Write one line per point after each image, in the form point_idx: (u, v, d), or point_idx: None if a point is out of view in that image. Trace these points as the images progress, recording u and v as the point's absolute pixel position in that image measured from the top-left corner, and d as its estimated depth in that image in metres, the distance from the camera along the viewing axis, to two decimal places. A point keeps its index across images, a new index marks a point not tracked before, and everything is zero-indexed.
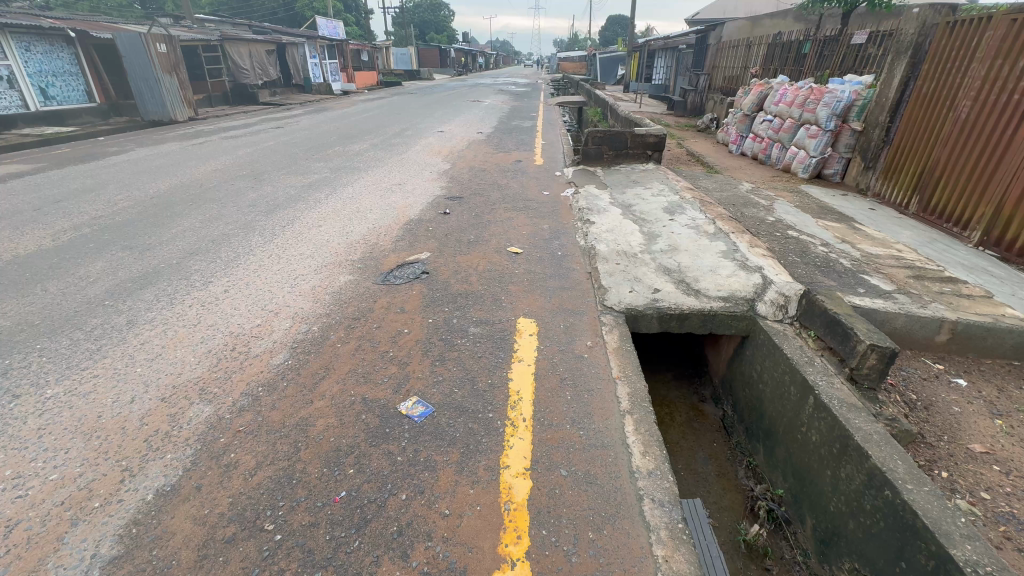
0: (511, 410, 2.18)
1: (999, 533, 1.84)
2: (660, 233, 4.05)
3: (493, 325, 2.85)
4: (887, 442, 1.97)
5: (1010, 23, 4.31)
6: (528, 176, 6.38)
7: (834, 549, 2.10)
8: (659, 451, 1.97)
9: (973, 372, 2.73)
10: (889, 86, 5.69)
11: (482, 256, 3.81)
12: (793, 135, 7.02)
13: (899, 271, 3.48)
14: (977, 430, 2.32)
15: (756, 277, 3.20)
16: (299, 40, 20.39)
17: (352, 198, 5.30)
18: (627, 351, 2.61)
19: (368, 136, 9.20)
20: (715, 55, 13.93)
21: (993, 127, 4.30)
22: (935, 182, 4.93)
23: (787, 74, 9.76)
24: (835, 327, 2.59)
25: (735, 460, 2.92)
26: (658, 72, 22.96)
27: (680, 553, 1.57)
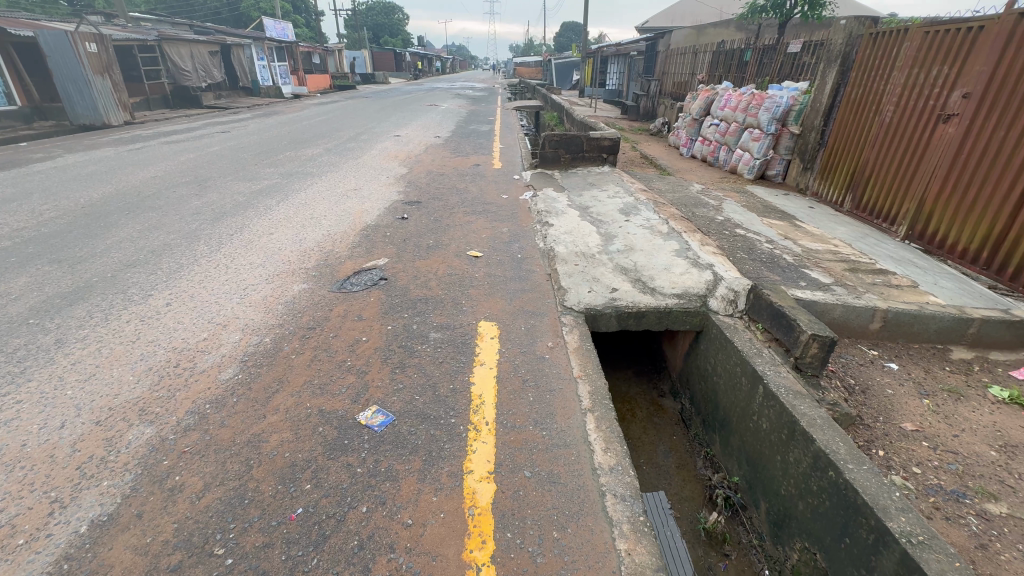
0: (474, 414, 2.17)
1: (929, 504, 1.99)
2: (616, 234, 4.15)
3: (454, 330, 2.83)
4: (830, 426, 2.09)
5: (924, 35, 4.71)
6: (486, 180, 6.40)
7: (786, 531, 2.20)
8: (620, 447, 2.01)
9: (903, 356, 2.94)
10: (821, 92, 6.08)
11: (441, 260, 3.79)
12: (738, 138, 7.39)
13: (836, 265, 3.72)
14: (908, 410, 2.51)
15: (707, 274, 3.33)
16: (246, 41, 19.61)
17: (304, 204, 5.14)
18: (587, 350, 2.66)
19: (321, 140, 8.95)
20: (665, 62, 14.47)
21: (914, 129, 4.67)
22: (865, 181, 5.31)
23: (731, 80, 10.27)
24: (780, 319, 2.73)
25: (694, 451, 3.03)
26: (611, 77, 23.58)
27: (642, 545, 1.61)
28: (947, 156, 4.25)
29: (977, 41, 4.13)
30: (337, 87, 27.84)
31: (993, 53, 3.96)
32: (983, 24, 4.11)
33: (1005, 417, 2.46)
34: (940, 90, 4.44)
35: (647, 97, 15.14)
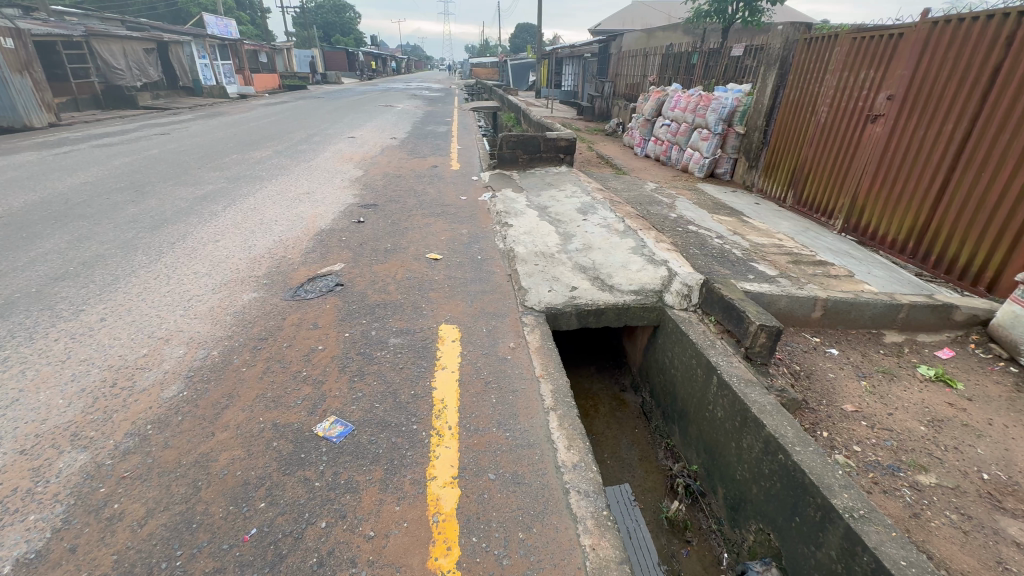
0: (436, 419, 2.14)
1: (869, 480, 2.13)
2: (574, 233, 4.21)
3: (414, 334, 2.78)
4: (778, 411, 2.20)
5: (852, 41, 5.05)
6: (445, 181, 6.33)
7: (742, 514, 2.30)
8: (582, 443, 2.04)
9: (842, 341, 3.14)
10: (763, 94, 6.41)
11: (400, 264, 3.72)
12: (689, 138, 7.67)
13: (781, 257, 3.92)
14: (848, 392, 2.67)
15: (662, 270, 3.43)
16: (185, 38, 18.57)
17: (254, 209, 4.92)
18: (549, 349, 2.68)
19: (270, 143, 8.60)
20: (618, 64, 14.82)
21: (847, 128, 5.00)
22: (805, 178, 5.63)
23: (680, 82, 10.64)
24: (730, 311, 2.85)
25: (655, 442, 3.12)
26: (567, 79, 23.92)
27: (606, 539, 1.64)
28: (875, 154, 4.57)
29: (898, 47, 4.47)
30: (287, 87, 26.84)
31: (912, 58, 4.29)
32: (902, 31, 4.45)
33: (931, 394, 2.67)
34: (868, 92, 4.77)
35: (602, 98, 15.47)
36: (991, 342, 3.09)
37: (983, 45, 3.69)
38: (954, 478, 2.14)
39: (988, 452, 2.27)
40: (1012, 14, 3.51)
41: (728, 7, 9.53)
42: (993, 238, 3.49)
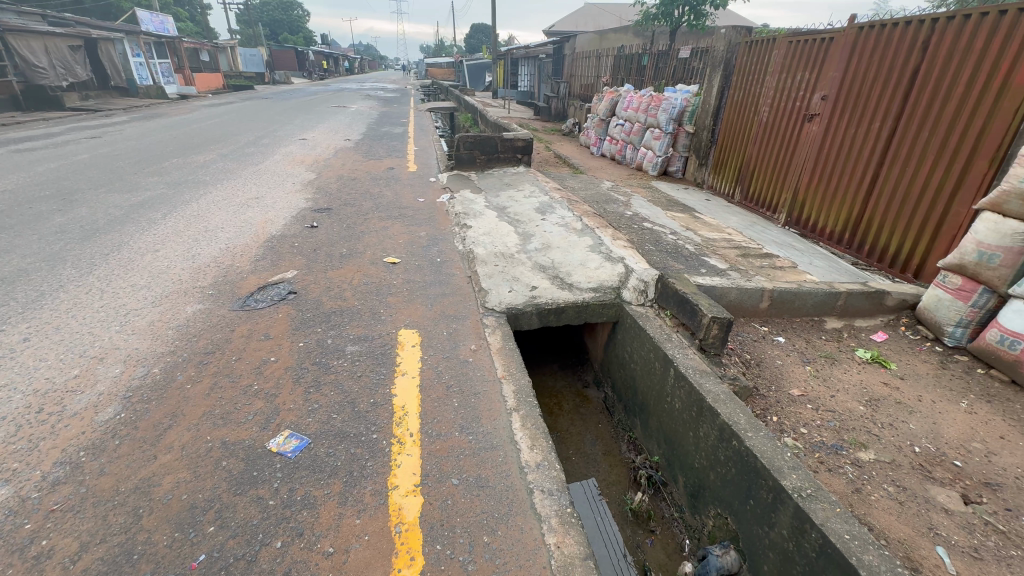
0: (397, 427, 2.09)
1: (815, 460, 2.25)
2: (533, 233, 4.24)
3: (372, 341, 2.71)
4: (731, 400, 2.28)
5: (789, 44, 5.34)
6: (402, 183, 6.22)
7: (701, 500, 2.37)
8: (545, 442, 2.05)
9: (788, 329, 3.31)
10: (709, 95, 6.67)
11: (356, 269, 3.62)
12: (642, 137, 7.88)
13: (731, 251, 4.09)
14: (794, 377, 2.82)
15: (619, 267, 3.50)
16: (116, 35, 17.39)
17: (197, 216, 4.66)
18: (510, 350, 2.68)
19: (214, 146, 8.18)
20: (572, 65, 15.05)
21: (786, 127, 5.27)
22: (751, 174, 5.90)
23: (631, 83, 10.93)
24: (684, 305, 2.94)
25: (618, 436, 3.18)
26: (523, 80, 24.08)
27: (570, 536, 1.65)
28: (813, 151, 4.85)
29: (830, 50, 4.75)
30: (232, 87, 25.63)
31: (842, 61, 4.57)
32: (833, 36, 4.74)
33: (869, 375, 2.85)
34: (804, 93, 5.04)
35: (558, 99, 15.66)
36: (919, 324, 3.33)
37: (903, 48, 3.98)
38: (890, 452, 2.29)
39: (919, 427, 2.45)
40: (927, 20, 3.80)
41: (674, 10, 9.87)
42: (918, 228, 3.77)
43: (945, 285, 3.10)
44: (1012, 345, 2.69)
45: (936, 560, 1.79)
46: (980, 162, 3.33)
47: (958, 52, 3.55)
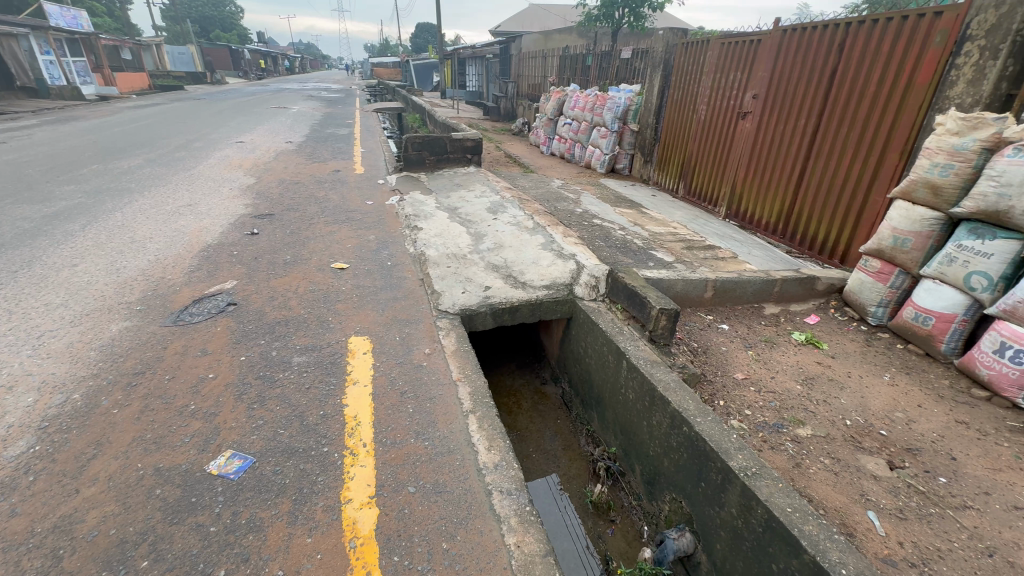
0: (349, 438, 2.02)
1: (759, 439, 2.37)
2: (485, 233, 4.22)
3: (320, 350, 2.61)
4: (680, 387, 2.37)
5: (721, 46, 5.62)
6: (348, 186, 6.03)
7: (657, 487, 2.45)
8: (503, 442, 2.04)
9: (731, 317, 3.47)
10: (651, 94, 6.91)
11: (302, 276, 3.48)
12: (589, 136, 8.05)
13: (676, 244, 4.25)
14: (738, 362, 2.96)
15: (571, 263, 3.55)
16: (20, 30, 15.83)
17: (123, 226, 4.32)
18: (465, 352, 2.65)
19: (141, 150, 7.61)
20: (519, 65, 15.16)
21: (723, 124, 5.54)
22: (692, 170, 6.15)
23: (577, 83, 11.15)
24: (633, 298, 3.03)
25: (577, 431, 3.24)
26: (471, 80, 24.02)
27: (530, 535, 1.65)
28: (747, 147, 5.13)
29: (758, 51, 5.04)
30: (159, 87, 23.95)
31: (769, 62, 4.86)
32: (760, 38, 5.03)
33: (804, 356, 3.04)
34: (737, 92, 5.32)
35: (506, 99, 15.73)
36: (846, 306, 3.59)
37: (822, 51, 4.28)
38: (825, 427, 2.45)
39: (849, 401, 2.64)
40: (842, 24, 4.11)
41: (615, 11, 10.15)
42: (842, 217, 4.06)
43: (866, 268, 3.36)
44: (924, 321, 2.95)
45: (868, 524, 1.93)
46: (892, 154, 3.63)
47: (869, 54, 3.87)
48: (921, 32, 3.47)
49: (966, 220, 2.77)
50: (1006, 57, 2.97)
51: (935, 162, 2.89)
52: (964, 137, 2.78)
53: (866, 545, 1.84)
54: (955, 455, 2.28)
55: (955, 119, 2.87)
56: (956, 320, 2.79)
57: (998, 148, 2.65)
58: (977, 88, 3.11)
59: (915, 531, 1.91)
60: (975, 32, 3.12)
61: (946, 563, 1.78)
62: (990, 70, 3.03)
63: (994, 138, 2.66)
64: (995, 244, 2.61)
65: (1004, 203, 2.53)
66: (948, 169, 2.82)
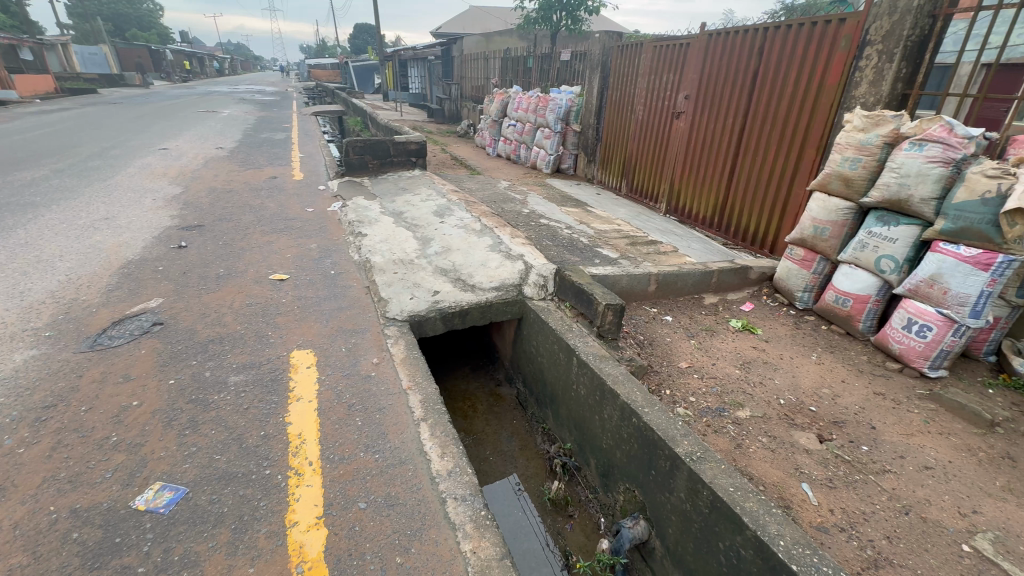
0: (293, 458, 1.93)
1: (703, 424, 2.48)
2: (432, 237, 4.17)
3: (260, 367, 2.47)
4: (628, 380, 2.43)
5: (654, 49, 5.85)
6: (286, 193, 5.77)
7: (611, 478, 2.51)
8: (456, 449, 2.01)
9: (674, 308, 3.62)
10: (590, 95, 7.09)
11: (238, 289, 3.28)
12: (534, 137, 8.15)
13: (621, 241, 4.38)
14: (681, 351, 3.09)
15: (519, 264, 3.57)
16: None
17: (27, 244, 3.91)
18: (415, 359, 2.60)
19: (47, 160, 6.92)
20: (461, 66, 15.10)
21: (660, 124, 5.77)
22: (633, 168, 6.36)
23: (520, 84, 11.26)
24: (581, 295, 3.09)
25: (533, 430, 3.26)
26: (413, 81, 23.68)
27: (486, 540, 1.64)
28: (683, 145, 5.37)
29: (688, 54, 5.28)
30: (67, 90, 21.89)
31: (698, 64, 5.11)
32: (689, 41, 5.27)
33: (741, 342, 3.22)
34: (671, 93, 5.56)
35: (450, 100, 15.63)
36: (776, 292, 3.83)
37: (745, 54, 4.55)
38: (762, 407, 2.61)
39: (782, 381, 2.82)
40: (760, 29, 4.39)
41: (553, 14, 10.34)
42: (770, 209, 4.34)
43: (792, 257, 3.61)
44: (843, 303, 3.20)
45: (803, 495, 2.07)
46: (810, 150, 3.92)
47: (786, 57, 4.15)
48: (828, 37, 3.78)
49: (875, 208, 3.03)
50: (900, 60, 3.29)
51: (846, 156, 3.14)
52: (868, 133, 3.04)
53: (802, 515, 1.97)
54: (875, 424, 2.49)
55: (860, 117, 3.13)
56: (870, 300, 3.05)
57: (897, 143, 2.92)
58: (878, 88, 3.41)
59: (843, 497, 2.06)
60: (873, 38, 3.43)
61: (870, 523, 1.94)
62: (888, 72, 3.34)
63: (893, 133, 2.93)
64: (899, 229, 2.88)
65: (905, 192, 2.79)
66: (856, 163, 3.07)
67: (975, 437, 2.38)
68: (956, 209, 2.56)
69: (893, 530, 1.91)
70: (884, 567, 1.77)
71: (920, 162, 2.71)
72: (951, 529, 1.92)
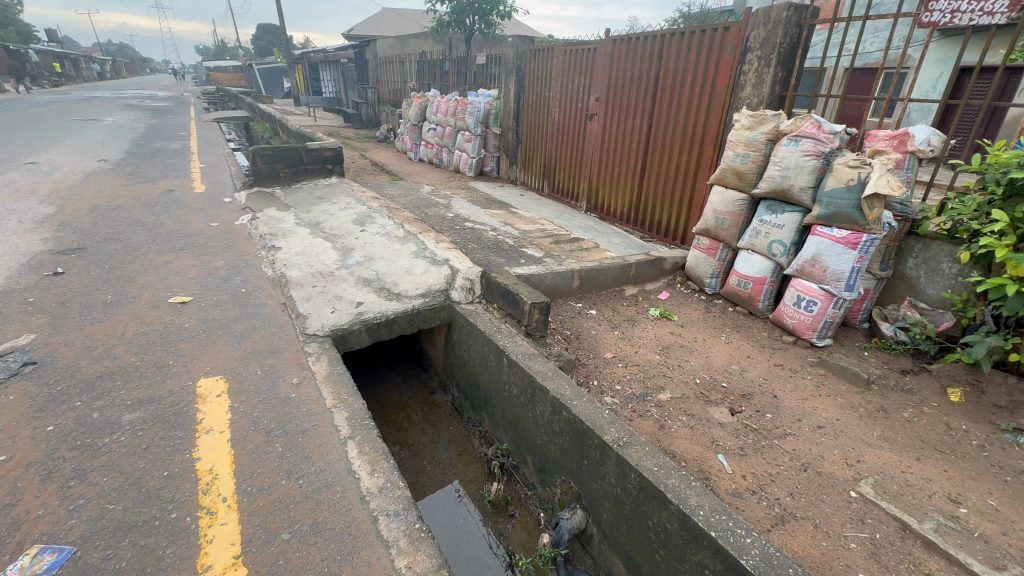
0: (204, 496, 1.77)
1: (629, 410, 2.61)
2: (353, 246, 4.01)
3: (161, 400, 2.24)
4: (557, 375, 2.50)
5: (564, 54, 6.06)
6: (186, 207, 5.28)
7: (548, 473, 2.56)
8: (387, 463, 1.95)
9: (598, 302, 3.77)
10: (508, 98, 7.22)
11: (131, 317, 2.95)
12: (455, 140, 8.13)
13: (545, 240, 4.48)
14: (607, 342, 3.23)
15: (445, 269, 3.53)
16: None
17: None
18: (339, 375, 2.48)
19: None
20: (376, 70, 14.70)
21: (575, 125, 5.97)
22: (553, 169, 6.54)
23: (438, 87, 11.19)
24: (507, 296, 3.12)
25: (469, 434, 3.24)
26: (327, 85, 22.70)
27: (422, 552, 1.61)
28: (597, 145, 5.61)
29: (595, 58, 5.52)
30: None
31: (605, 68, 5.36)
32: (595, 46, 5.52)
33: (660, 329, 3.42)
34: (583, 96, 5.78)
35: (366, 104, 15.16)
36: (688, 280, 4.11)
37: (646, 58, 4.85)
38: (681, 388, 2.79)
39: (697, 362, 3.04)
40: (657, 36, 4.69)
41: (466, 18, 10.39)
42: (678, 203, 4.66)
43: (699, 246, 3.89)
44: (745, 286, 3.50)
45: (719, 465, 2.24)
46: (708, 147, 4.27)
47: (681, 62, 4.49)
48: (716, 44, 4.13)
49: (765, 198, 3.35)
50: (776, 65, 3.66)
51: (737, 152, 3.45)
52: (754, 131, 3.36)
53: (719, 484, 2.14)
54: (776, 393, 2.75)
55: (746, 117, 3.45)
56: (766, 282, 3.37)
57: (777, 139, 3.26)
58: (759, 91, 3.78)
59: (753, 463, 2.26)
60: (753, 45, 3.80)
61: (776, 483, 2.14)
62: (766, 76, 3.71)
63: (774, 130, 3.27)
64: (785, 216, 3.21)
65: (787, 183, 3.12)
66: (746, 158, 3.39)
67: (856, 395, 2.72)
68: (828, 196, 2.90)
69: (795, 487, 2.13)
70: (790, 521, 1.96)
71: (797, 156, 3.04)
72: (841, 479, 2.17)
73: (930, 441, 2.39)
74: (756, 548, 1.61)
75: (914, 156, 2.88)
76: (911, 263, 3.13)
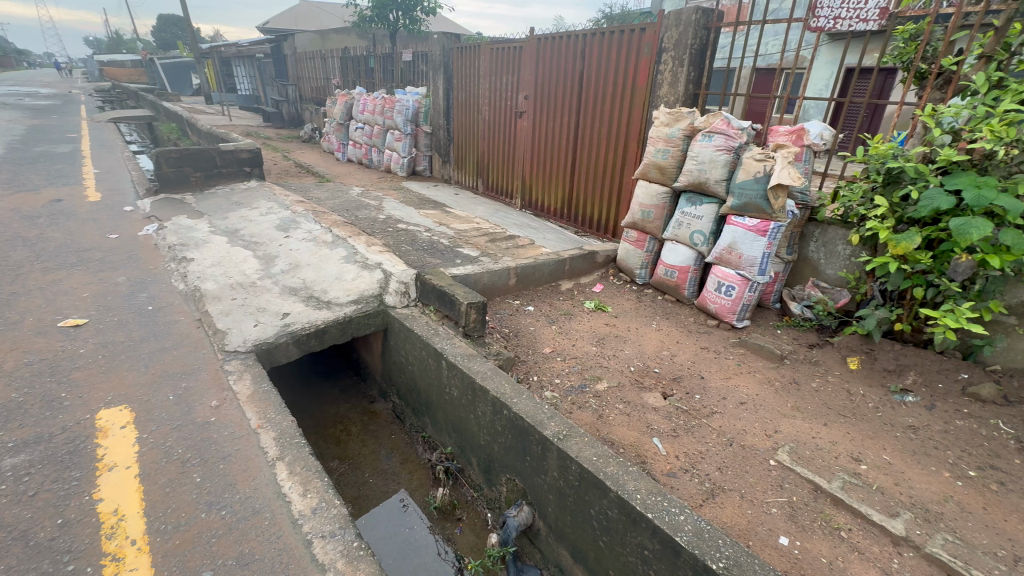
0: (109, 541, 1.59)
1: (569, 403, 2.66)
2: (276, 254, 3.77)
3: (53, 438, 1.98)
4: (496, 374, 2.49)
5: (490, 51, 6.05)
6: (78, 218, 4.71)
7: (493, 473, 2.55)
8: (321, 481, 1.85)
9: (535, 298, 3.81)
10: (437, 96, 7.12)
11: (11, 346, 2.58)
12: (384, 139, 7.89)
13: (480, 239, 4.46)
14: (545, 337, 3.28)
15: (378, 273, 3.41)
16: None
17: None
18: (264, 392, 2.32)
19: None
20: (296, 65, 13.92)
21: (506, 123, 5.99)
22: (487, 167, 6.53)
23: (364, 85, 10.79)
24: (443, 297, 3.07)
25: (412, 440, 3.17)
26: (242, 82, 21.21)
27: (361, 570, 1.54)
28: (529, 142, 5.67)
29: (521, 57, 5.57)
30: None
31: (532, 66, 5.42)
32: (520, 45, 5.57)
33: (595, 321, 3.52)
34: (512, 95, 5.81)
35: (288, 102, 14.33)
36: (620, 272, 4.26)
37: (570, 57, 4.95)
38: (618, 377, 2.89)
39: (631, 350, 3.16)
40: (579, 35, 4.81)
41: (388, 14, 10.08)
42: (608, 198, 4.82)
43: (628, 239, 4.04)
44: (671, 275, 3.68)
45: (655, 448, 2.34)
46: (632, 143, 4.44)
47: (603, 62, 4.63)
48: (634, 44, 4.30)
49: (685, 191, 3.53)
50: (688, 65, 3.88)
51: (657, 147, 3.60)
52: (671, 127, 3.53)
53: (654, 466, 2.24)
54: (703, 374, 2.93)
55: (664, 114, 3.61)
56: (690, 270, 3.57)
57: (693, 135, 3.45)
58: (675, 89, 3.98)
59: (685, 443, 2.38)
60: (667, 45, 4.00)
61: (706, 460, 2.28)
62: (681, 75, 3.91)
63: (689, 127, 3.46)
64: (703, 208, 3.41)
65: (704, 176, 3.32)
66: (666, 153, 3.55)
67: (773, 370, 2.95)
68: (739, 188, 3.12)
69: (722, 462, 2.27)
70: (719, 494, 2.09)
71: (711, 151, 3.25)
72: (762, 450, 2.35)
73: (834, 407, 2.64)
74: (689, 524, 1.69)
75: (809, 149, 3.15)
76: (813, 247, 3.44)
